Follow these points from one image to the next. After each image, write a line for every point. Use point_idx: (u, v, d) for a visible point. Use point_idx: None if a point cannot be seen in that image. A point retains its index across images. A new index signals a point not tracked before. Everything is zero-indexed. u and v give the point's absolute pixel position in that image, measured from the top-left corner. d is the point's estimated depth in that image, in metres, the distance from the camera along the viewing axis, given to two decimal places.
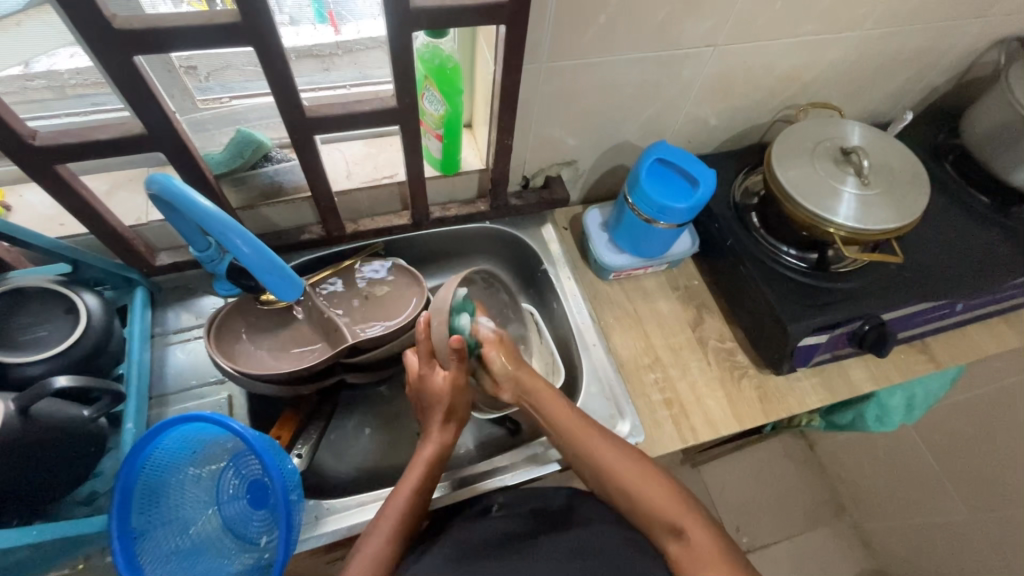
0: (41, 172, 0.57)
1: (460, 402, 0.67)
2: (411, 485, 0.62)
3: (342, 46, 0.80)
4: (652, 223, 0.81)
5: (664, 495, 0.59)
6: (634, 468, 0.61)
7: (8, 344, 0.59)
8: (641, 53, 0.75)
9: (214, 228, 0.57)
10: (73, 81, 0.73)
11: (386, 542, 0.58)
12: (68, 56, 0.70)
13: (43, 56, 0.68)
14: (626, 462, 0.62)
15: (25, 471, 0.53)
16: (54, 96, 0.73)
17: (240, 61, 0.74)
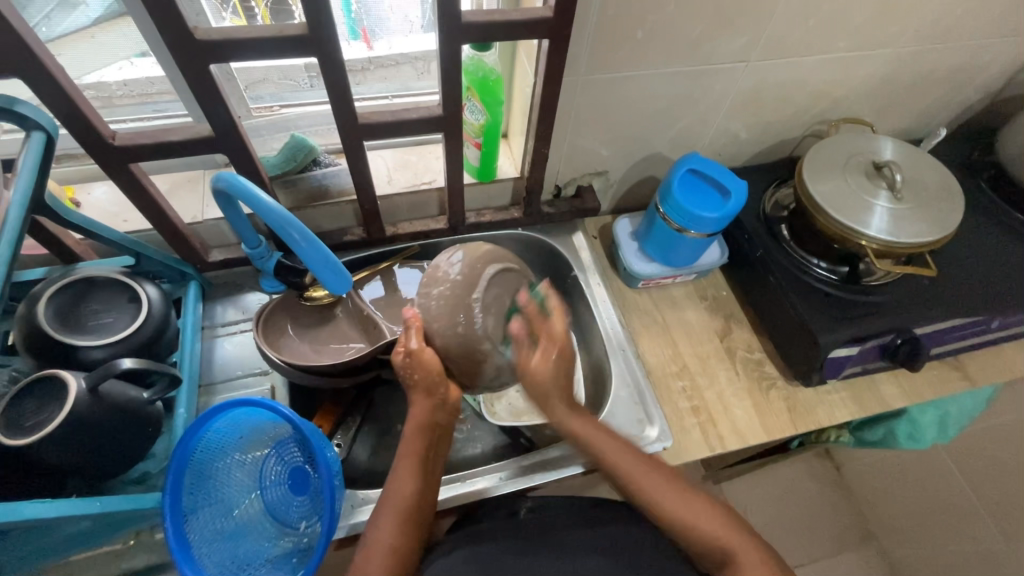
0: (118, 170, 0.62)
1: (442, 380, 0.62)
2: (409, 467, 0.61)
3: (374, 62, 0.85)
4: (683, 232, 0.83)
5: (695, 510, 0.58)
6: (693, 502, 0.59)
7: (78, 327, 0.63)
8: (675, 68, 0.78)
9: (273, 223, 0.61)
10: (119, 92, 0.78)
11: (397, 527, 0.58)
12: (117, 68, 0.76)
13: (94, 69, 0.75)
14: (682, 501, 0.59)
15: (91, 446, 0.56)
16: (102, 104, 0.78)
17: (277, 75, 0.80)
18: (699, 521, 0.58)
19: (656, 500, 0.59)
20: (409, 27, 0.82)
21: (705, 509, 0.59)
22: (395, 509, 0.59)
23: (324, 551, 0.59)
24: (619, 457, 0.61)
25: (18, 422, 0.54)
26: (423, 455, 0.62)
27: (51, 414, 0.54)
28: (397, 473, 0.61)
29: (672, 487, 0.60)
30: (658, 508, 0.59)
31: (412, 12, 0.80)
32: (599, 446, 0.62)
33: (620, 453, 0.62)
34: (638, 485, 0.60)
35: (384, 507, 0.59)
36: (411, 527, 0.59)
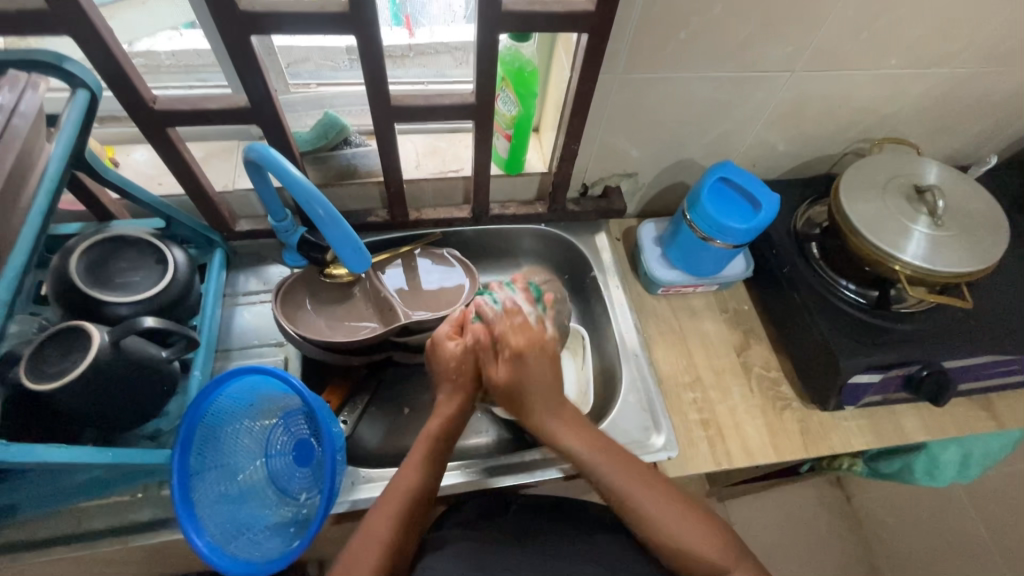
0: (155, 134, 0.64)
1: (473, 373, 0.67)
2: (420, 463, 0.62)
3: (414, 49, 0.85)
4: (708, 241, 0.81)
5: (685, 522, 0.57)
6: (663, 498, 0.58)
7: (106, 283, 0.65)
8: (715, 72, 0.76)
9: (299, 196, 0.61)
10: (166, 62, 0.80)
11: (394, 522, 0.57)
12: (167, 39, 0.79)
13: (145, 37, 0.77)
14: (670, 509, 0.57)
15: (108, 398, 0.58)
16: (149, 72, 0.81)
17: (318, 56, 0.82)
18: (681, 532, 0.56)
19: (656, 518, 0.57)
20: (451, 16, 0.82)
21: (685, 518, 0.57)
22: (401, 500, 0.59)
23: (321, 524, 0.60)
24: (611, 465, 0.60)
25: (42, 369, 0.56)
26: (440, 454, 0.63)
27: (73, 362, 0.56)
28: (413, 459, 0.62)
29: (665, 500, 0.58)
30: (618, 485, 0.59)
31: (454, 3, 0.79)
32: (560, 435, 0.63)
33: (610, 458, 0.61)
34: (621, 483, 0.59)
35: (386, 498, 0.59)
36: (408, 522, 0.58)
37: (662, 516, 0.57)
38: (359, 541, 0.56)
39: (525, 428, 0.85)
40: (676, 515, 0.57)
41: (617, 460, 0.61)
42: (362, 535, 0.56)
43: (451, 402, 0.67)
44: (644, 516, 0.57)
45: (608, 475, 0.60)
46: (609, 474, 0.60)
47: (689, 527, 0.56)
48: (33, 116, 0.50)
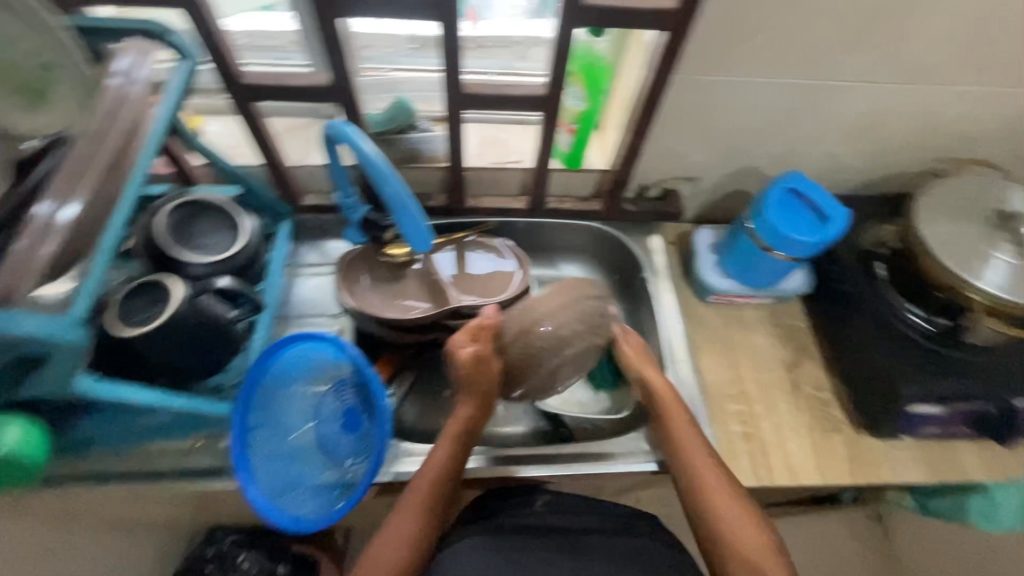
0: (243, 106, 0.68)
1: (480, 381, 0.68)
2: (444, 453, 0.66)
3: (477, 41, 0.86)
4: (768, 251, 0.80)
5: (740, 514, 0.62)
6: (730, 493, 0.64)
7: (188, 243, 0.69)
8: (792, 79, 0.74)
9: (371, 173, 0.62)
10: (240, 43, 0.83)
11: (420, 506, 0.63)
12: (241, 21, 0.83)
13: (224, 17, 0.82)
14: (731, 501, 0.63)
15: (183, 348, 0.62)
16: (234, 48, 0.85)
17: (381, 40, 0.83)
18: (739, 528, 0.61)
19: (719, 509, 0.62)
20: (514, 11, 0.84)
21: (744, 515, 0.62)
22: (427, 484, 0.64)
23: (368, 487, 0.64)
24: (687, 442, 0.68)
25: (131, 316, 0.61)
26: (463, 446, 0.68)
27: (158, 312, 0.61)
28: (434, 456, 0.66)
29: (730, 492, 0.63)
30: (712, 503, 0.63)
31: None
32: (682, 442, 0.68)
33: (689, 437, 0.68)
34: (693, 463, 0.66)
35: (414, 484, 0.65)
36: (436, 504, 0.64)
37: (724, 503, 0.63)
38: (388, 526, 0.63)
39: (562, 422, 0.84)
40: (736, 512, 0.62)
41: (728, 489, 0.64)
42: (391, 518, 0.63)
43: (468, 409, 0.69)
44: (722, 534, 0.61)
45: (683, 459, 0.66)
46: (704, 479, 0.64)
47: (748, 524, 0.61)
48: (146, 83, 0.52)
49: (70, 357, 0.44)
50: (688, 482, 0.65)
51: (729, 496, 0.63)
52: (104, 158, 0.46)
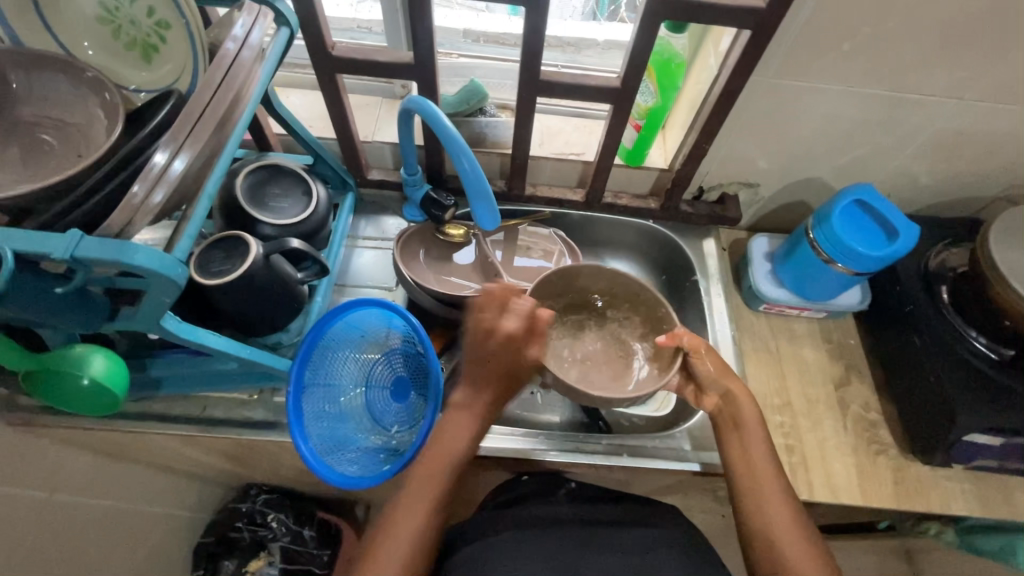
0: (327, 78, 0.70)
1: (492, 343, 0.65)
2: (444, 458, 0.63)
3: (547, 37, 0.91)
4: (830, 263, 0.78)
5: (789, 524, 0.60)
6: (785, 503, 0.62)
7: (262, 205, 0.72)
8: (873, 89, 0.72)
9: (449, 148, 0.64)
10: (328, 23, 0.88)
11: (419, 514, 0.60)
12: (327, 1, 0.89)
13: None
14: (784, 509, 0.61)
15: (253, 303, 0.65)
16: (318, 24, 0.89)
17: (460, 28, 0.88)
18: (787, 535, 0.59)
19: (770, 516, 0.61)
20: (569, 11, 0.90)
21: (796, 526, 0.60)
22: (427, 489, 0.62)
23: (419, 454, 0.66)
24: (751, 451, 0.65)
25: (208, 267, 0.64)
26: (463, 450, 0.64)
27: (233, 265, 0.63)
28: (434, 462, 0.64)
29: (785, 502, 0.62)
30: (770, 519, 0.61)
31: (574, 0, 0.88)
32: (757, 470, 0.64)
33: (757, 447, 0.66)
34: (751, 468, 0.64)
35: (411, 490, 0.62)
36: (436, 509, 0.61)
37: (775, 513, 0.61)
38: (387, 538, 0.59)
39: (599, 415, 0.85)
40: (786, 522, 0.60)
41: (792, 518, 0.60)
42: (390, 525, 0.60)
43: (471, 415, 0.66)
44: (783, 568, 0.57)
45: (744, 464, 0.65)
46: (759, 487, 0.63)
47: (795, 535, 0.59)
48: (256, 50, 0.53)
49: (165, 293, 0.46)
50: (743, 483, 0.64)
51: (783, 506, 0.61)
52: (218, 108, 0.48)
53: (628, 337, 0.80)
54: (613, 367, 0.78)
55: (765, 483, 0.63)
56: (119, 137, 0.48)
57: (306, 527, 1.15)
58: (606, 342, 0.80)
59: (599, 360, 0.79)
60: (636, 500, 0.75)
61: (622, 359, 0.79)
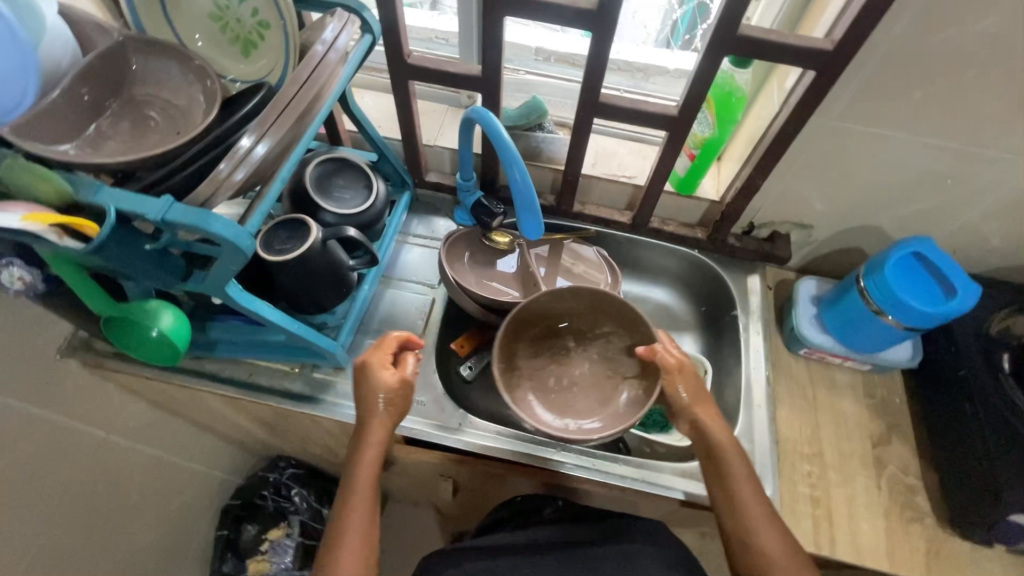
0: (400, 83, 0.76)
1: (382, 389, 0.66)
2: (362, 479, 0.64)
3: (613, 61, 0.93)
4: (879, 314, 0.76)
5: (779, 548, 0.61)
6: (776, 534, 0.62)
7: (327, 193, 0.78)
8: (943, 141, 0.70)
9: (503, 159, 0.66)
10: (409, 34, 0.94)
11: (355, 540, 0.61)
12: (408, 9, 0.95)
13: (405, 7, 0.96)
14: (771, 535, 0.61)
15: (306, 282, 0.70)
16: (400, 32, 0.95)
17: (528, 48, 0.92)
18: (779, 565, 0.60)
19: (760, 545, 0.61)
20: (643, 36, 0.92)
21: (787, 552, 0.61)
22: (358, 514, 0.62)
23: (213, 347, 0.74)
24: (735, 476, 0.65)
25: (272, 244, 0.69)
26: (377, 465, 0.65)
27: (294, 245, 0.68)
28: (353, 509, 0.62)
29: (774, 528, 0.62)
30: (757, 546, 0.61)
31: (650, 24, 0.90)
32: (746, 510, 0.63)
33: (738, 473, 0.65)
34: (739, 499, 0.64)
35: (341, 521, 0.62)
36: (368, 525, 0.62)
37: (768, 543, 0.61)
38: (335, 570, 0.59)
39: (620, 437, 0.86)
40: (778, 553, 0.60)
41: (780, 538, 0.61)
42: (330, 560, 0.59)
43: (377, 443, 0.65)
44: None
45: (731, 495, 0.64)
46: (746, 520, 0.62)
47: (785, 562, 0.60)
48: (342, 52, 0.58)
49: (234, 262, 0.51)
50: (732, 518, 0.63)
51: (776, 538, 0.61)
52: (300, 103, 0.53)
53: (614, 355, 0.79)
54: (598, 390, 0.79)
55: (758, 526, 0.62)
56: (213, 120, 0.53)
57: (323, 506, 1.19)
58: (592, 363, 0.81)
59: (585, 381, 0.80)
60: (650, 527, 0.75)
61: (609, 379, 0.79)
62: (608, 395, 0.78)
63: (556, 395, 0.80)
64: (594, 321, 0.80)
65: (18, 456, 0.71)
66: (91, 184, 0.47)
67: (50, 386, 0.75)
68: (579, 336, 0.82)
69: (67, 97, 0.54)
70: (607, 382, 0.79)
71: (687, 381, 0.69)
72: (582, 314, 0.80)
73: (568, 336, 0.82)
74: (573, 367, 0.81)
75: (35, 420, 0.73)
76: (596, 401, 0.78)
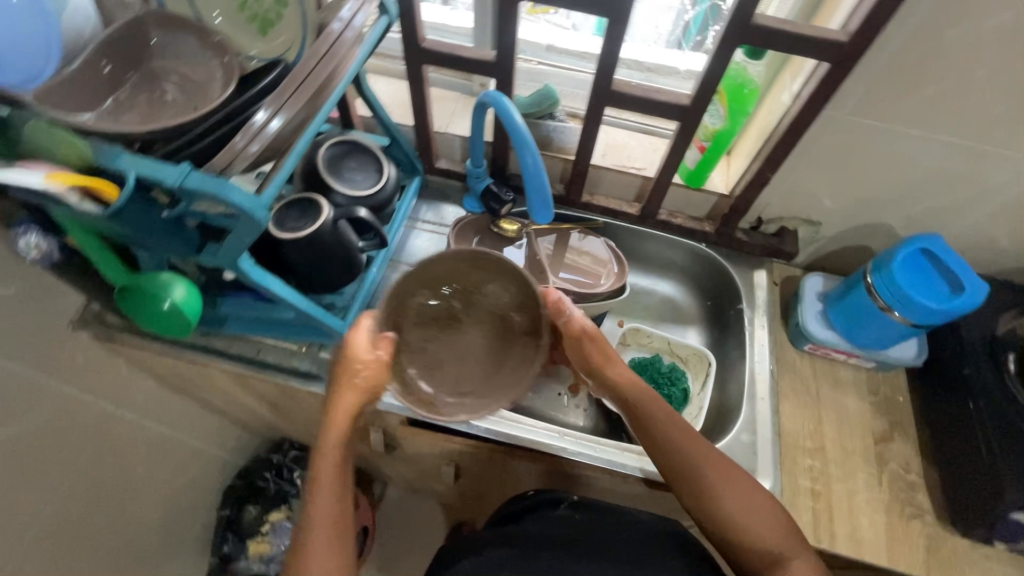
0: (415, 67, 0.76)
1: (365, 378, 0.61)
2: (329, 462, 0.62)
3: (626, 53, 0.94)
4: (886, 310, 0.76)
5: (737, 492, 0.61)
6: (730, 477, 0.62)
7: (338, 174, 0.79)
8: (954, 138, 0.70)
9: (516, 142, 0.67)
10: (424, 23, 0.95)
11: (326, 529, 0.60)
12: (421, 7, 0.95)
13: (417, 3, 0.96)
14: (726, 480, 0.61)
15: (317, 261, 0.71)
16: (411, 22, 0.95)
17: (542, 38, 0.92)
18: (749, 512, 0.60)
19: (720, 492, 0.61)
20: (655, 37, 0.92)
21: (749, 497, 0.61)
22: (328, 503, 0.61)
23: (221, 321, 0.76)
24: (672, 426, 0.64)
25: (284, 223, 0.70)
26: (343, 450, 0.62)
27: (306, 224, 0.69)
28: (316, 504, 0.60)
29: (729, 474, 0.62)
30: (717, 493, 0.61)
31: (662, 26, 0.89)
32: (692, 457, 0.62)
33: (675, 428, 0.64)
34: (682, 451, 0.63)
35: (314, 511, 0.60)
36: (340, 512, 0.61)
37: (725, 489, 0.61)
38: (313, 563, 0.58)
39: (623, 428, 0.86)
40: (742, 499, 0.61)
41: (735, 482, 0.62)
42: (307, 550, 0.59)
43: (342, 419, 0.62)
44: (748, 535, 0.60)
45: (674, 448, 0.63)
46: (700, 473, 0.62)
47: (749, 506, 0.60)
48: (359, 32, 0.59)
49: (248, 232, 0.52)
50: (681, 472, 0.63)
51: (734, 484, 0.61)
52: (318, 79, 0.54)
53: (502, 319, 0.63)
54: (485, 362, 0.64)
55: (706, 470, 0.62)
56: (231, 94, 0.54)
57: None
58: (483, 333, 0.65)
59: (471, 354, 0.65)
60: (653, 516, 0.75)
61: (500, 347, 0.63)
62: (503, 367, 0.62)
63: (448, 374, 0.64)
64: (480, 280, 0.63)
65: (28, 425, 0.72)
66: (112, 151, 0.48)
67: (61, 357, 0.76)
68: (461, 306, 0.65)
69: (88, 68, 0.55)
70: (503, 346, 0.63)
71: (595, 340, 0.66)
72: (466, 275, 0.63)
73: (452, 304, 0.65)
74: (461, 337, 0.65)
75: (45, 389, 0.74)
76: (475, 376, 0.63)
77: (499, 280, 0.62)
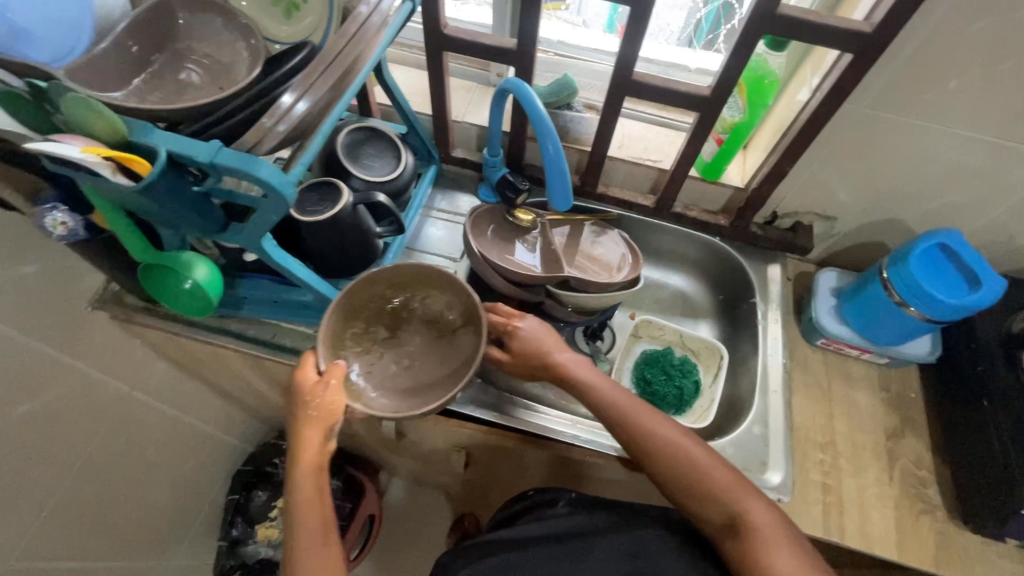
0: (435, 54, 0.76)
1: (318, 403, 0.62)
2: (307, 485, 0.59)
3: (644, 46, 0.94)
4: (901, 306, 0.76)
5: (709, 467, 0.60)
6: (700, 452, 0.62)
7: (357, 160, 0.79)
8: (976, 133, 0.70)
9: (536, 129, 0.67)
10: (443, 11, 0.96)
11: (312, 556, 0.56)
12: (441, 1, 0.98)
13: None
14: (696, 456, 0.61)
15: (335, 245, 0.71)
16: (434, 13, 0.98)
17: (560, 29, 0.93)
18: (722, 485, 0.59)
19: (688, 466, 0.61)
20: (667, 35, 0.92)
21: (723, 474, 0.60)
22: (313, 528, 0.57)
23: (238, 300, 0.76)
24: (631, 409, 0.65)
25: (303, 206, 0.70)
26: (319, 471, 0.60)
27: (325, 208, 0.70)
28: (297, 528, 0.57)
29: (701, 452, 0.62)
30: (687, 470, 0.60)
31: (672, 23, 0.90)
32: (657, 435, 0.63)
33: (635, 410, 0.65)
34: (645, 431, 0.63)
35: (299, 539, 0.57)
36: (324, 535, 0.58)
37: (695, 462, 0.61)
38: None
39: None
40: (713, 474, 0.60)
41: (704, 458, 0.61)
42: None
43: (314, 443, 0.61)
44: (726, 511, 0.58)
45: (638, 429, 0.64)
46: (670, 450, 0.62)
47: (721, 479, 0.59)
48: (385, 16, 0.59)
49: (274, 212, 0.53)
50: (649, 452, 0.63)
51: (705, 459, 0.61)
52: (344, 61, 0.54)
53: (433, 317, 0.75)
54: (439, 359, 0.72)
55: (671, 447, 0.62)
56: (257, 75, 0.55)
57: (334, 477, 1.21)
58: (420, 333, 0.75)
59: (421, 353, 0.73)
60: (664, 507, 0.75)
61: (439, 339, 0.73)
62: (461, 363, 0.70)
63: (402, 376, 0.72)
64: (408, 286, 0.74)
65: (47, 401, 0.73)
66: (144, 126, 0.49)
67: (79, 336, 0.77)
68: (399, 317, 0.75)
69: (116, 47, 0.55)
70: (444, 345, 0.73)
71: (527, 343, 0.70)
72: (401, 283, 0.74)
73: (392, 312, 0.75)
74: (403, 343, 0.74)
75: (65, 367, 0.75)
76: (440, 371, 0.71)
77: (438, 290, 0.74)
